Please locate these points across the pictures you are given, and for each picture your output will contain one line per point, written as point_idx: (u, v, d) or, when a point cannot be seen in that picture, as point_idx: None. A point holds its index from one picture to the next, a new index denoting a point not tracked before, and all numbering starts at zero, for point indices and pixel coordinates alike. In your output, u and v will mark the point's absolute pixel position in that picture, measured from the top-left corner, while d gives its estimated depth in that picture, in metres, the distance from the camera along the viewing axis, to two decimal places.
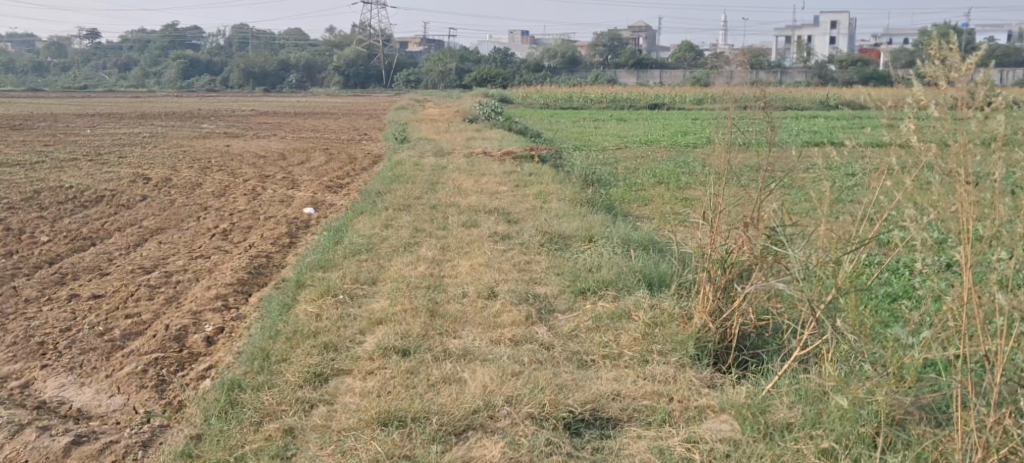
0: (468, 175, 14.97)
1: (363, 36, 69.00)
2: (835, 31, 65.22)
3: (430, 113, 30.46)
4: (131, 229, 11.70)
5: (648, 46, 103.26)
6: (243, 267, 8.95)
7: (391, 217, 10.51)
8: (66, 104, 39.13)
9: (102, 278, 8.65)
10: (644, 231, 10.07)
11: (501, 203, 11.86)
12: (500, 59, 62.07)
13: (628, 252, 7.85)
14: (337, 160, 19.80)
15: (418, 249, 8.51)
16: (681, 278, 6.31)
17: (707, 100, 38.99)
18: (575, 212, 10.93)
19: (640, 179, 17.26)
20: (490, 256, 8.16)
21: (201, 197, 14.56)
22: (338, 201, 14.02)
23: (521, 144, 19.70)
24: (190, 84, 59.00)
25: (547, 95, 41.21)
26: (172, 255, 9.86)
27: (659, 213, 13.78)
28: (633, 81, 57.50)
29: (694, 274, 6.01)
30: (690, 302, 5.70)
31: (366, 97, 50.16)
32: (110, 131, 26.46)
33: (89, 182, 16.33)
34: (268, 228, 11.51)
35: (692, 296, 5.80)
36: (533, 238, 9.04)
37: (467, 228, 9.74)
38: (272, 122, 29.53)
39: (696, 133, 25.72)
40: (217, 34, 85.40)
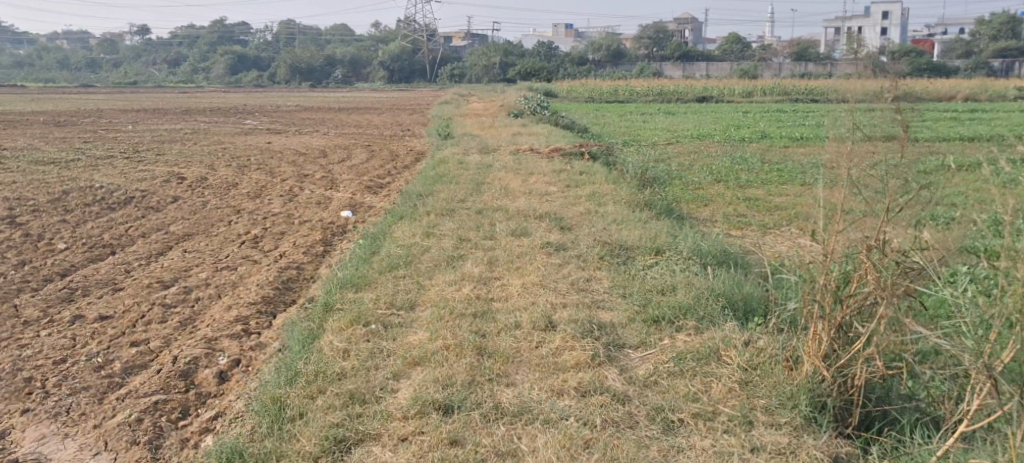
0: (514, 174, 14.01)
1: (407, 30, 68.32)
2: (888, 21, 63.12)
3: (474, 108, 29.52)
4: (157, 234, 10.90)
5: (693, 39, 101.65)
6: (269, 281, 8.05)
7: (434, 224, 9.58)
8: (115, 100, 38.88)
9: (114, 295, 7.82)
10: (716, 240, 9.04)
11: (552, 206, 10.88)
12: (544, 53, 60.95)
13: (707, 270, 6.89)
14: (378, 157, 18.96)
15: (462, 264, 7.55)
16: (782, 310, 5.29)
17: (758, 92, 37.54)
18: (635, 218, 9.93)
19: (697, 177, 16.17)
20: (543, 273, 7.18)
21: (234, 198, 13.75)
22: (376, 202, 13.14)
23: (570, 139, 18.72)
24: (238, 79, 58.89)
25: (593, 88, 40.09)
26: (196, 266, 9.02)
27: (720, 217, 12.73)
28: (678, 73, 56.21)
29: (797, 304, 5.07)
30: (794, 341, 4.87)
31: (410, 91, 49.43)
32: (151, 127, 25.89)
33: (121, 181, 15.60)
34: (303, 234, 10.62)
35: (797, 333, 4.91)
36: (590, 250, 8.06)
37: (516, 238, 8.77)
38: (315, 119, 28.77)
39: (750, 127, 24.50)
40: (265, 29, 85.30)
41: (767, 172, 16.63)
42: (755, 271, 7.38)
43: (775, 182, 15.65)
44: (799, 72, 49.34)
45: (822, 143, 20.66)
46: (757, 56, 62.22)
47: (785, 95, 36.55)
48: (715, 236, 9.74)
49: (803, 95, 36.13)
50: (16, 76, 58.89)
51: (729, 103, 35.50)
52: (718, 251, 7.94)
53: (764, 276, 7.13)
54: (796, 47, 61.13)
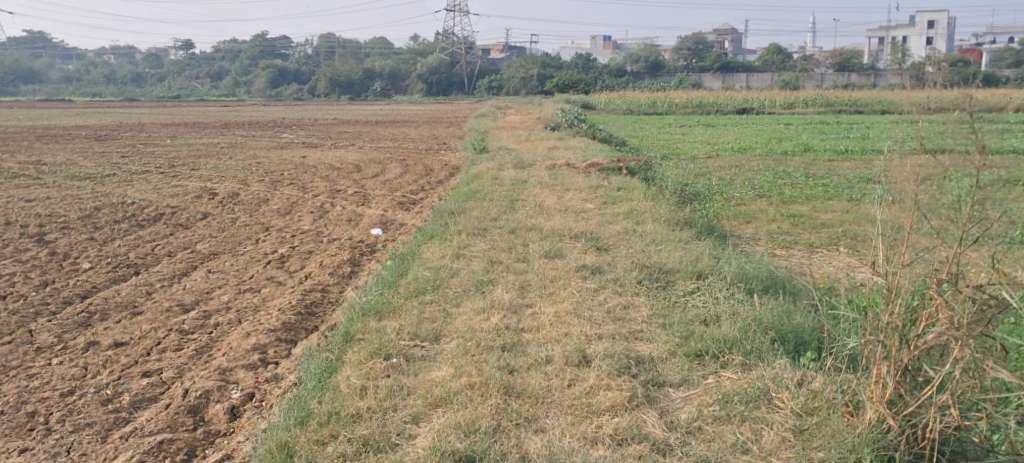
0: (549, 190, 13.63)
1: (445, 42, 68.26)
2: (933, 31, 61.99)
3: (511, 120, 29.21)
4: (183, 252, 10.65)
5: (734, 50, 100.39)
6: (291, 305, 7.74)
7: (465, 245, 9.24)
8: (159, 114, 39.22)
9: (132, 319, 7.54)
10: (761, 264, 8.59)
11: (588, 225, 10.47)
12: (582, 65, 60.50)
13: (753, 298, 6.46)
14: (413, 171, 18.72)
15: (492, 290, 7.18)
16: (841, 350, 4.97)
17: (799, 104, 36.84)
18: (674, 238, 9.51)
19: (738, 192, 15.68)
20: (578, 300, 6.79)
21: (264, 215, 13.52)
22: (408, 220, 12.84)
23: (607, 153, 18.31)
24: (279, 93, 59.33)
25: (632, 100, 39.60)
26: (219, 288, 8.75)
27: (762, 236, 12.26)
28: (718, 84, 55.48)
29: (856, 341, 4.75)
30: (853, 385, 4.61)
31: (447, 103, 49.25)
32: (190, 141, 25.90)
33: (154, 197, 15.50)
34: (330, 254, 10.32)
35: (856, 377, 4.65)
36: (627, 274, 7.65)
37: (550, 260, 8.39)
38: (352, 132, 28.64)
39: (793, 139, 23.90)
40: (306, 43, 85.91)
41: (811, 187, 16.08)
42: (805, 301, 6.93)
43: (820, 198, 15.10)
44: (841, 83, 48.48)
45: (867, 157, 20.04)
46: (798, 67, 61.33)
47: (827, 106, 35.81)
48: (759, 259, 9.28)
49: (847, 106, 35.38)
50: (64, 91, 59.93)
51: (770, 114, 34.83)
52: (765, 278, 7.51)
53: (814, 307, 6.69)
54: (838, 58, 60.15)
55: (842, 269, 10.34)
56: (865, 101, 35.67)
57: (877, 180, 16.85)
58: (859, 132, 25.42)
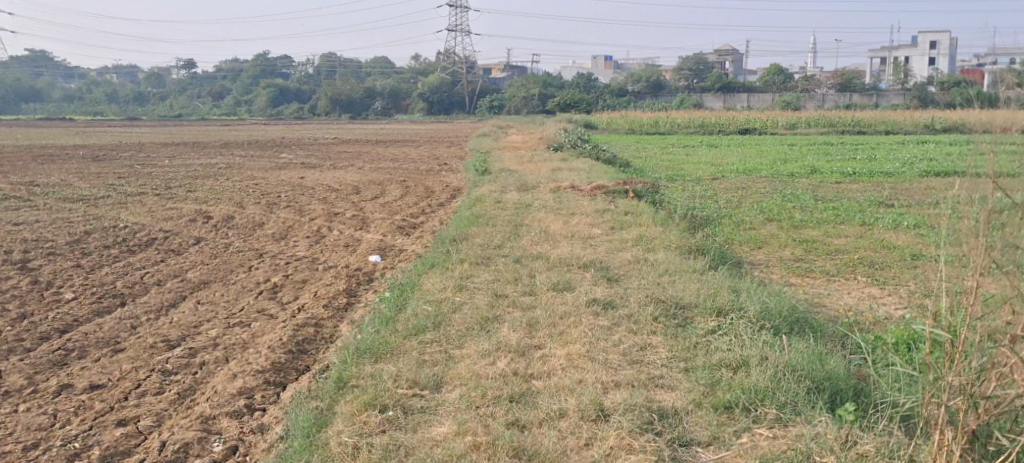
0: (554, 214, 13.14)
1: (446, 62, 67.80)
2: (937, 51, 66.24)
3: (513, 140, 28.75)
4: (172, 281, 10.12)
5: (735, 71, 99.76)
6: (282, 342, 7.22)
7: (468, 275, 8.76)
8: (156, 134, 38.65)
9: (112, 357, 6.98)
10: (783, 297, 8.10)
11: (596, 253, 9.99)
12: (583, 85, 60.05)
13: (783, 340, 6.01)
14: (413, 193, 18.26)
15: (498, 330, 6.67)
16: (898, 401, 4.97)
17: (803, 125, 36.36)
18: (688, 269, 9.01)
19: (747, 215, 15.20)
20: (591, 342, 6.29)
21: (259, 241, 13.02)
22: (407, 245, 12.35)
23: (613, 175, 17.84)
24: (280, 112, 59.00)
25: (634, 120, 39.13)
26: (207, 321, 8.22)
27: (775, 263, 11.79)
28: (720, 104, 55.03)
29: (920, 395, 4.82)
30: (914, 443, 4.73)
31: (448, 123, 48.82)
32: (187, 161, 25.38)
33: (147, 221, 15.00)
34: (325, 283, 9.83)
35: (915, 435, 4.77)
36: (643, 310, 7.16)
37: (558, 293, 7.89)
38: (352, 152, 28.16)
39: (799, 161, 23.44)
40: (307, 63, 85.50)
41: (822, 211, 15.60)
42: (836, 348, 6.46)
43: (832, 222, 14.60)
44: (843, 104, 48.05)
45: (878, 179, 19.55)
46: (800, 87, 60.93)
47: (831, 126, 35.33)
48: (779, 290, 8.79)
49: (851, 127, 34.92)
50: (65, 109, 59.55)
51: (774, 135, 34.34)
52: (790, 315, 7.06)
53: (847, 355, 6.24)
54: (840, 79, 59.74)
55: (862, 303, 9.83)
56: (869, 122, 35.24)
57: (890, 203, 16.37)
58: (867, 154, 24.93)
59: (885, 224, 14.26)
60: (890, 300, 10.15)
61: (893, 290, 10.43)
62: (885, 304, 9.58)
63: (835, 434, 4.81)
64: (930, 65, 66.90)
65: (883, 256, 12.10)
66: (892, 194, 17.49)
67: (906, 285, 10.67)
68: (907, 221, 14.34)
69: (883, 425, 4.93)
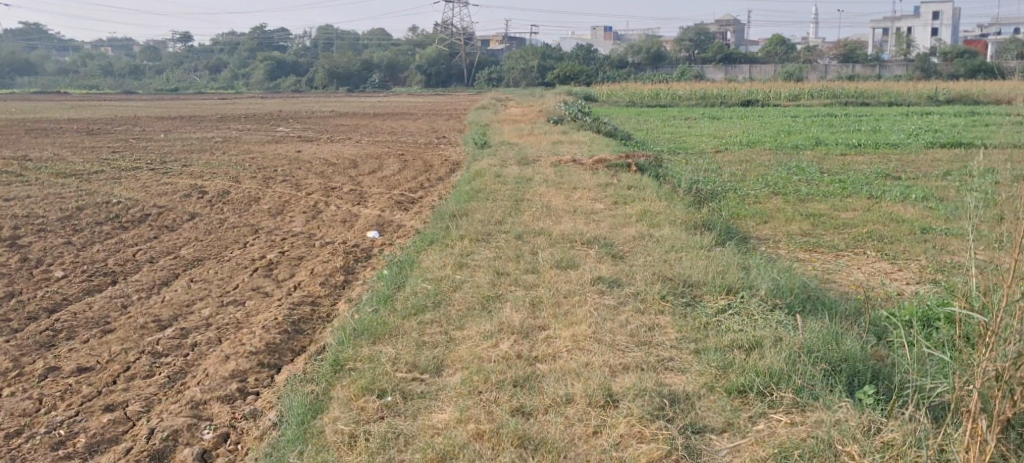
0: (556, 189, 12.90)
1: (445, 34, 67.19)
2: (938, 21, 66.16)
3: (512, 113, 28.43)
4: (165, 257, 9.87)
5: (736, 42, 99.04)
6: (277, 322, 6.99)
7: (468, 251, 8.53)
8: (152, 107, 38.20)
9: (101, 338, 6.74)
10: (793, 274, 7.89)
11: (600, 228, 9.75)
12: (583, 56, 59.55)
13: (797, 321, 5.83)
14: (412, 167, 17.99)
15: (500, 310, 6.44)
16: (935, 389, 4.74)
17: (804, 96, 35.98)
18: (695, 245, 8.77)
19: (751, 189, 14.95)
20: (597, 323, 6.11)
21: (255, 216, 12.76)
22: (407, 221, 12.11)
23: (614, 148, 17.57)
24: (278, 84, 58.55)
25: (634, 92, 38.77)
26: (200, 300, 7.99)
27: (781, 238, 11.56)
28: (721, 76, 54.62)
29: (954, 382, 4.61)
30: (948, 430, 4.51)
31: (447, 96, 48.42)
32: (183, 135, 25.07)
33: (141, 195, 14.74)
34: (322, 260, 9.59)
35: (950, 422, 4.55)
36: (649, 288, 6.95)
37: (562, 271, 7.65)
38: (350, 125, 27.82)
39: (802, 132, 23.15)
40: (305, 35, 84.79)
41: (827, 184, 15.33)
42: (850, 329, 6.27)
43: (838, 195, 14.34)
44: (844, 75, 47.61)
45: (883, 151, 19.28)
46: (801, 58, 60.49)
47: (832, 97, 34.98)
48: (789, 267, 8.56)
49: (853, 98, 34.56)
50: (61, 83, 59.06)
51: (775, 106, 33.97)
52: (802, 293, 6.86)
53: (862, 337, 6.07)
54: (841, 51, 59.26)
55: (872, 280, 9.59)
56: (871, 94, 34.88)
57: (895, 175, 16.10)
58: (871, 125, 24.63)
59: (892, 197, 14.00)
60: (900, 276, 9.92)
61: (903, 266, 10.21)
62: (896, 280, 9.36)
63: (856, 421, 4.66)
64: (932, 35, 66.39)
65: (891, 230, 11.85)
66: (898, 166, 17.22)
67: (916, 260, 10.44)
68: (915, 193, 14.08)
69: (907, 411, 4.76)
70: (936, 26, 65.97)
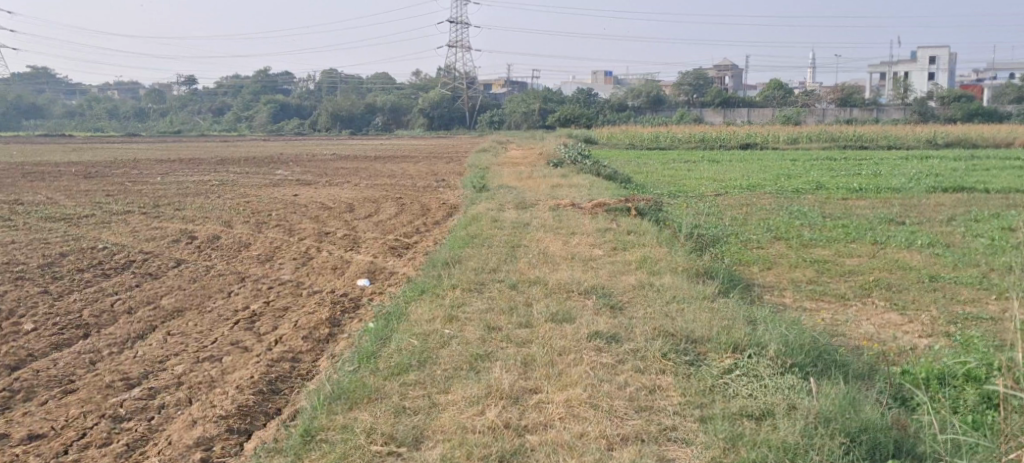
0: (553, 234, 12.48)
1: (447, 77, 67.29)
2: (936, 65, 66.30)
3: (512, 156, 28.11)
4: (143, 307, 9.37)
5: (736, 84, 99.73)
6: (252, 382, 6.51)
7: (459, 303, 8.08)
8: (153, 150, 37.93)
9: (62, 399, 6.28)
10: (804, 328, 7.41)
11: (598, 277, 9.29)
12: (584, 100, 59.52)
13: (812, 386, 5.46)
14: (408, 211, 17.57)
15: (489, 370, 5.99)
16: None
17: (805, 139, 35.69)
18: (698, 295, 8.32)
19: (755, 233, 14.52)
20: (593, 385, 5.68)
21: (243, 263, 12.28)
22: (400, 268, 11.65)
23: (614, 191, 17.18)
24: (280, 127, 58.59)
25: (635, 134, 38.50)
26: (174, 355, 7.49)
27: (785, 286, 11.11)
28: (721, 119, 54.49)
29: None
30: None
31: (449, 139, 48.18)
32: (179, 178, 24.70)
33: (128, 241, 14.31)
34: (307, 311, 9.11)
35: None
36: (650, 344, 6.50)
37: (557, 325, 7.18)
38: (349, 168, 27.48)
39: (803, 176, 22.80)
40: (308, 79, 85.04)
41: (831, 228, 14.91)
42: (867, 393, 5.85)
43: (843, 240, 13.91)
44: (844, 118, 47.46)
45: (887, 195, 18.91)
46: (801, 101, 60.53)
47: (833, 141, 34.71)
48: (796, 319, 8.10)
49: (853, 140, 34.32)
50: (65, 125, 59.03)
51: (775, 150, 33.67)
52: (815, 349, 6.40)
53: (879, 402, 5.72)
54: (840, 94, 59.30)
55: (883, 332, 9.13)
56: (871, 137, 34.62)
57: (900, 220, 15.69)
58: (872, 168, 24.29)
59: (898, 242, 13.58)
60: (911, 328, 9.46)
61: (914, 317, 9.73)
62: (908, 335, 8.90)
63: None
64: (930, 79, 66.52)
65: (900, 277, 11.40)
66: (902, 210, 16.81)
67: (927, 310, 9.97)
68: (921, 239, 13.65)
69: None
70: (934, 69, 66.20)
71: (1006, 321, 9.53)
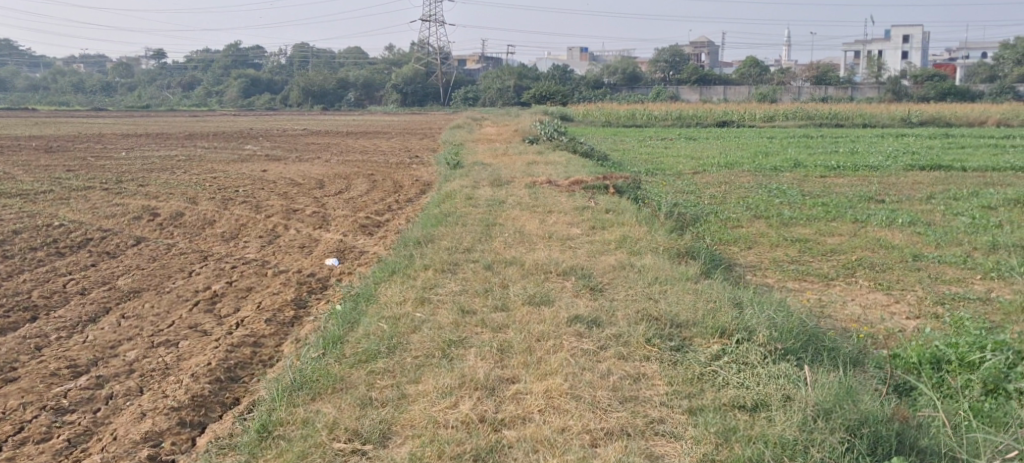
0: (529, 212, 12.10)
1: (421, 53, 66.46)
2: (908, 45, 66.35)
3: (487, 132, 27.63)
4: (97, 288, 8.89)
5: (711, 63, 99.53)
6: (209, 369, 6.11)
7: (431, 284, 7.68)
8: (119, 125, 36.93)
9: (3, 388, 5.86)
10: (792, 311, 7.07)
11: (577, 257, 8.91)
12: (559, 76, 59.00)
13: (807, 375, 5.16)
14: (380, 188, 17.10)
15: (462, 358, 5.63)
16: None
17: (779, 117, 35.45)
18: (681, 277, 7.97)
19: (734, 212, 14.21)
20: (574, 373, 5.34)
21: (206, 241, 11.79)
22: (370, 246, 11.21)
23: (591, 168, 16.81)
24: (251, 102, 57.56)
25: (610, 112, 38.09)
26: (126, 340, 7.04)
27: (767, 265, 10.80)
28: (696, 97, 54.26)
29: None
30: None
31: (422, 115, 47.56)
32: (144, 153, 24.00)
33: (87, 217, 13.76)
34: (272, 293, 8.68)
35: None
36: (633, 329, 6.14)
37: (535, 308, 6.81)
38: (320, 144, 26.88)
39: (779, 153, 22.54)
40: (279, 53, 83.85)
41: (810, 207, 14.62)
42: (863, 383, 5.54)
43: (823, 219, 13.63)
44: (818, 97, 47.33)
45: (865, 173, 18.66)
46: (775, 80, 60.40)
47: (808, 119, 34.54)
48: (784, 301, 7.76)
49: (828, 119, 34.14)
50: (30, 99, 57.65)
51: (751, 127, 33.45)
52: (806, 334, 6.06)
53: (875, 391, 5.42)
54: (814, 73, 59.19)
55: (870, 314, 8.83)
56: (846, 115, 34.44)
57: (879, 199, 15.43)
58: (847, 147, 24.06)
59: (878, 221, 13.31)
60: (897, 310, 9.17)
61: (900, 298, 9.45)
62: (896, 318, 8.60)
63: None
64: (903, 59, 66.63)
65: (882, 257, 11.12)
66: (881, 188, 16.56)
67: (912, 290, 9.68)
68: (902, 217, 13.39)
69: None
70: (906, 49, 66.36)
71: (993, 301, 9.26)
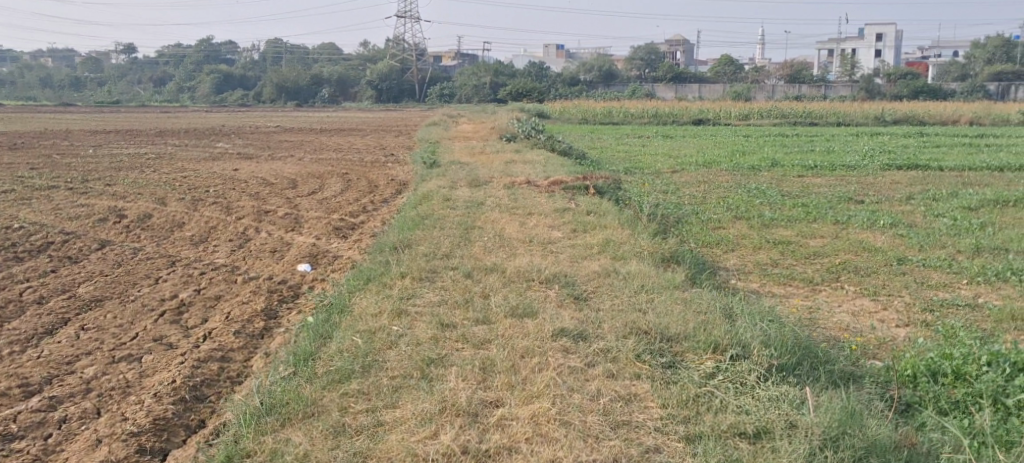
0: (508, 214, 11.77)
1: (396, 49, 65.88)
2: (881, 43, 66.62)
3: (463, 129, 27.24)
4: (57, 296, 8.47)
5: (686, 60, 99.63)
6: (173, 387, 5.75)
7: (409, 293, 7.34)
8: (87, 121, 36.14)
9: None
10: (783, 321, 6.77)
11: (559, 262, 8.59)
12: (535, 73, 58.67)
13: (810, 402, 4.97)
14: (354, 188, 16.70)
15: (443, 377, 5.32)
16: None
17: (755, 115, 35.32)
18: (667, 284, 7.67)
19: (716, 212, 13.96)
20: (562, 396, 5.08)
21: (174, 245, 11.35)
22: (344, 250, 10.84)
23: (569, 168, 16.51)
24: (223, 98, 56.81)
25: (587, 109, 37.82)
26: (85, 355, 6.64)
27: (750, 269, 10.53)
28: (671, 94, 54.12)
29: None
30: None
31: (397, 111, 47.07)
32: (112, 151, 23.42)
33: (50, 219, 13.28)
34: (241, 301, 8.29)
35: None
36: (622, 343, 5.83)
37: (518, 320, 6.49)
38: (293, 141, 26.38)
39: (757, 153, 22.34)
40: (252, 48, 82.84)
41: (792, 207, 14.39)
42: (863, 403, 5.31)
43: (805, 219, 13.40)
44: (792, 95, 47.34)
45: (844, 173, 18.47)
46: (750, 77, 60.42)
47: (784, 118, 34.41)
48: (774, 310, 7.48)
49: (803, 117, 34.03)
50: None
51: (728, 126, 33.29)
52: (802, 349, 5.79)
53: (876, 414, 5.19)
54: (790, 71, 59.25)
55: (859, 321, 8.57)
56: (821, 113, 34.38)
57: (861, 199, 15.21)
58: (824, 146, 23.92)
59: (860, 223, 13.09)
60: (885, 317, 8.93)
61: (888, 303, 9.20)
62: (886, 326, 8.34)
63: None
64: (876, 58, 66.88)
65: (867, 260, 10.88)
66: (861, 189, 16.38)
67: (900, 296, 9.43)
68: (884, 219, 13.19)
69: None
70: (879, 47, 66.64)
71: (982, 307, 9.02)
